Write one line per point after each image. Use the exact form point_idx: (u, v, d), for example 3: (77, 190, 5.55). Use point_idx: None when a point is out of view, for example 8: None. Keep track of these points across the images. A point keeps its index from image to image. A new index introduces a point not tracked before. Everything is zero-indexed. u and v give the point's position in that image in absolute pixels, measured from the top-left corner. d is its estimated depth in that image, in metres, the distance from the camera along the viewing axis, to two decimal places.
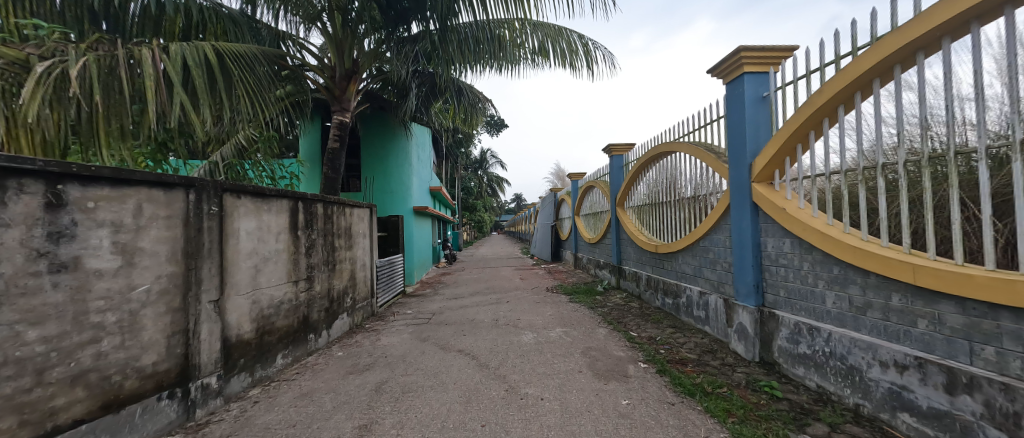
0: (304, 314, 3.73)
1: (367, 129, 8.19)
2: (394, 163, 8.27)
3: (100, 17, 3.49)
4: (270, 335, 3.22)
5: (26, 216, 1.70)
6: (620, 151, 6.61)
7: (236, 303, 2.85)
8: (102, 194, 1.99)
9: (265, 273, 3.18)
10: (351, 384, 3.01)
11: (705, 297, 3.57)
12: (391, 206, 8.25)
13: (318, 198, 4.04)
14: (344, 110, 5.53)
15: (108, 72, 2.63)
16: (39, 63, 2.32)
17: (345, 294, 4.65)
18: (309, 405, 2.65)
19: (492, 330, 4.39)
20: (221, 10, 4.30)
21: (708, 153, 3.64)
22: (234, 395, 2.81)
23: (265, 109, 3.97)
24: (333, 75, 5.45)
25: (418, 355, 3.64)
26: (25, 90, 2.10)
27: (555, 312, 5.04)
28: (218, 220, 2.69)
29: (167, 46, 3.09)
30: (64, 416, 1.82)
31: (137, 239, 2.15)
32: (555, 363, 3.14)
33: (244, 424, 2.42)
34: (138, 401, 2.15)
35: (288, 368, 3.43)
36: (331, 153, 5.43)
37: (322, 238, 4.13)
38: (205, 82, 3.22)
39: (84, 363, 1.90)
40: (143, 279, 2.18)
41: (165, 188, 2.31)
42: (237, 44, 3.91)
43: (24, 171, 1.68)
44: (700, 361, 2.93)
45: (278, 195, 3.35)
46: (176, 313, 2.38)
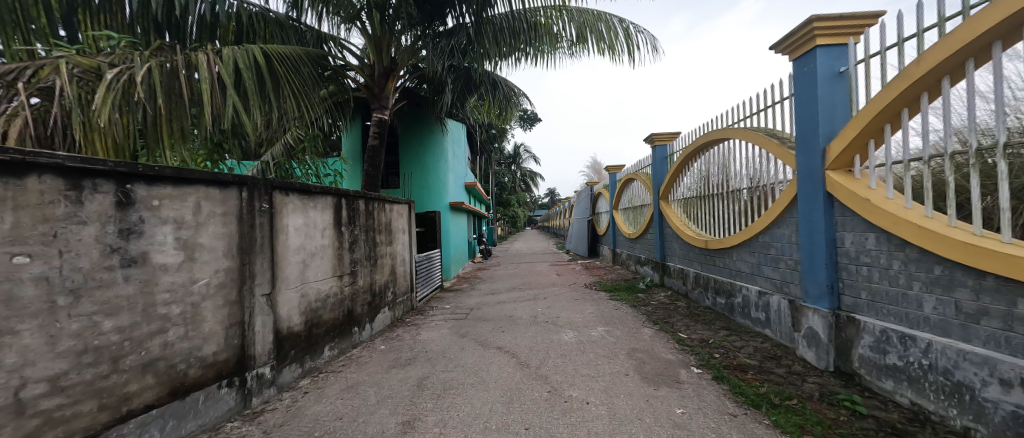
0: (349, 308, 3.83)
1: (405, 126, 8.34)
2: (431, 159, 8.41)
3: (162, 27, 3.75)
4: (318, 327, 3.33)
5: (100, 214, 1.80)
6: (663, 140, 6.25)
7: (287, 297, 2.96)
8: (164, 192, 2.09)
9: (312, 267, 3.28)
10: (394, 378, 3.04)
11: (766, 298, 3.27)
12: (429, 202, 8.40)
13: (360, 195, 4.12)
14: (383, 108, 5.64)
15: (170, 77, 2.83)
16: (110, 71, 2.55)
17: (386, 289, 4.75)
18: (355, 398, 2.69)
19: (532, 328, 4.29)
20: (269, 14, 4.47)
21: (769, 139, 3.31)
22: (286, 385, 2.92)
23: (310, 109, 4.10)
24: (372, 73, 5.57)
25: (458, 352, 3.62)
26: (97, 97, 2.30)
27: (595, 310, 4.86)
28: (268, 217, 2.79)
29: (220, 51, 3.25)
30: (137, 401, 1.94)
31: (197, 235, 2.26)
32: (600, 365, 2.98)
33: (295, 414, 2.50)
34: (201, 389, 2.27)
35: (334, 359, 3.54)
36: (371, 150, 5.56)
37: (364, 234, 4.22)
38: (256, 84, 3.37)
39: (153, 353, 2.02)
40: (202, 273, 2.29)
41: (220, 186, 2.41)
42: (283, 46, 4.05)
43: (97, 171, 1.78)
44: (762, 368, 2.67)
45: (323, 192, 3.44)
46: (233, 305, 2.50)
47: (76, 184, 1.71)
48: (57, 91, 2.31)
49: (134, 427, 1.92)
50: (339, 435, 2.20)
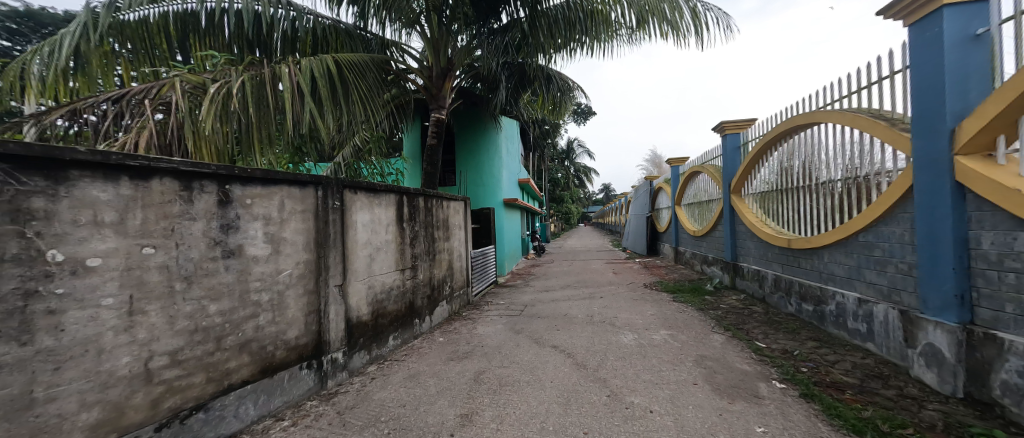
0: (410, 300, 4.01)
1: (462, 125, 8.55)
2: (486, 157, 8.56)
3: (253, 44, 4.19)
4: (383, 318, 3.53)
5: (206, 211, 2.05)
6: (734, 129, 5.71)
7: (356, 288, 3.17)
8: (255, 192, 2.33)
9: (378, 261, 3.48)
10: (452, 370, 3.12)
11: (868, 307, 2.83)
12: (484, 199, 8.56)
13: (420, 192, 4.29)
14: (440, 108, 5.82)
15: (259, 89, 3.18)
16: (213, 86, 2.94)
17: (444, 283, 4.91)
18: (417, 387, 2.81)
19: (588, 328, 4.16)
20: (340, 25, 4.78)
21: (873, 122, 2.85)
22: (356, 370, 3.14)
23: (375, 112, 4.36)
24: (430, 75, 5.77)
25: (514, 348, 3.62)
26: (203, 110, 2.67)
27: (657, 312, 4.59)
28: (340, 214, 2.99)
29: (299, 62, 3.55)
30: (235, 377, 2.19)
31: (282, 230, 2.49)
32: (664, 371, 2.79)
33: (364, 398, 2.67)
34: (285, 369, 2.50)
35: (398, 348, 3.73)
36: (430, 150, 5.77)
37: (424, 230, 4.39)
38: (329, 91, 3.66)
39: (247, 335, 2.27)
40: (286, 265, 2.52)
41: (300, 185, 2.64)
42: (352, 54, 4.34)
43: (204, 174, 2.03)
44: (864, 388, 2.30)
45: (387, 190, 3.63)
46: (311, 295, 2.72)
47: (187, 185, 1.96)
48: (173, 106, 2.73)
49: (233, 399, 2.17)
50: (403, 422, 2.30)
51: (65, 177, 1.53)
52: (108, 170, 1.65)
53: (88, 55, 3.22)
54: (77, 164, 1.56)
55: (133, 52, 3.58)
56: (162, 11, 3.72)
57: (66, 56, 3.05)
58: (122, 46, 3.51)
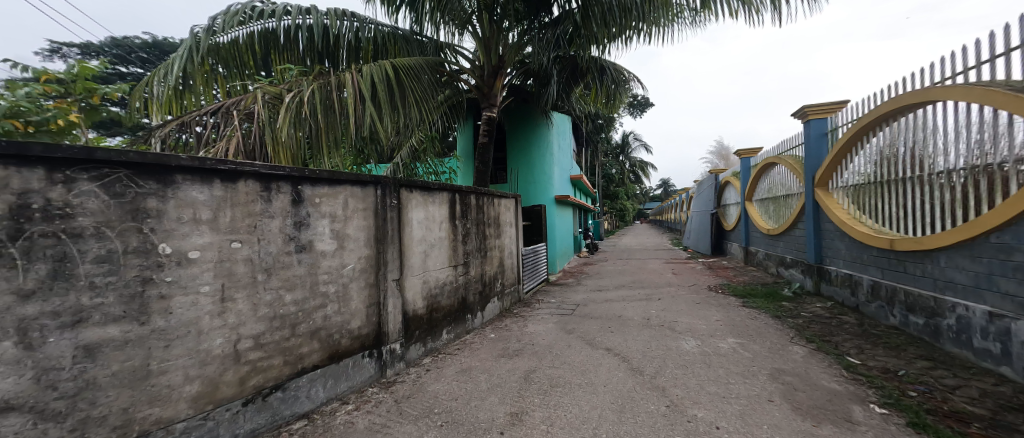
0: (463, 296, 4.10)
1: (513, 123, 8.55)
2: (537, 154, 8.50)
3: (322, 56, 4.52)
4: (437, 312, 3.64)
5: (282, 210, 2.24)
6: (818, 114, 5.02)
7: (412, 283, 3.30)
8: (324, 192, 2.50)
9: (432, 257, 3.59)
10: (503, 367, 3.13)
11: (1004, 323, 2.32)
12: (535, 196, 8.51)
13: (472, 190, 4.34)
14: (491, 107, 5.85)
15: (326, 97, 3.43)
16: (288, 96, 3.24)
17: (496, 280, 4.96)
18: (468, 382, 2.85)
19: (645, 331, 3.93)
20: (397, 32, 4.99)
21: (1012, 97, 2.32)
22: (413, 361, 3.27)
23: (429, 113, 4.50)
24: (482, 74, 5.83)
25: (565, 348, 3.53)
26: (279, 118, 2.96)
27: (723, 318, 4.21)
28: (397, 211, 3.13)
29: (361, 69, 3.77)
30: (307, 361, 2.38)
31: (346, 227, 2.66)
32: (732, 384, 2.53)
33: (420, 388, 2.77)
34: (350, 357, 2.68)
35: (451, 342, 3.83)
36: (481, 148, 5.85)
37: (476, 228, 4.45)
38: (388, 95, 3.84)
39: (317, 323, 2.45)
40: (350, 259, 2.69)
41: (361, 185, 2.79)
42: (408, 58, 4.52)
43: (280, 176, 2.22)
44: (999, 422, 1.89)
45: (440, 188, 3.72)
46: (372, 288, 2.88)
47: (267, 186, 2.15)
48: (256, 116, 3.07)
49: (305, 381, 2.36)
50: (455, 415, 2.34)
51: (171, 181, 1.75)
52: (204, 174, 1.87)
53: (194, 76, 3.69)
54: (181, 169, 1.78)
55: (227, 71, 4.04)
56: (249, 32, 4.09)
57: (176, 75, 3.55)
58: (219, 66, 3.98)
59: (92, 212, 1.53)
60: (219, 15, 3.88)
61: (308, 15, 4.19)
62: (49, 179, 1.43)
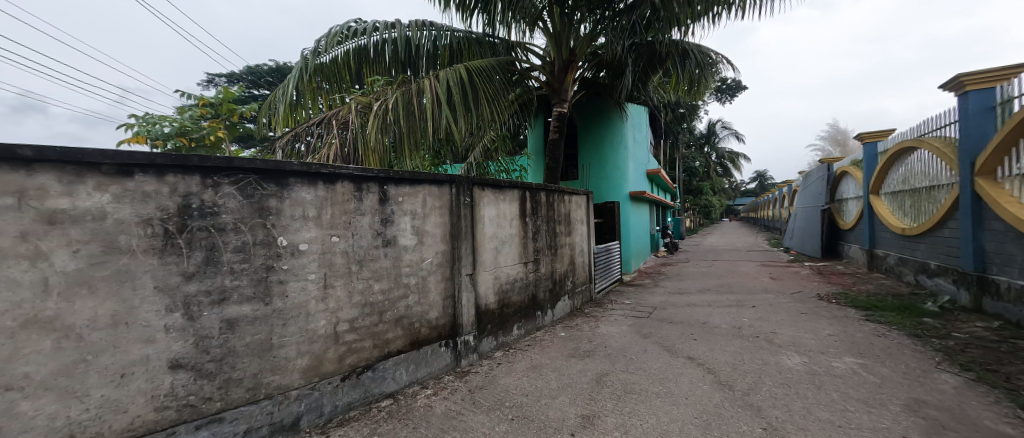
0: (533, 292, 4.11)
1: (585, 117, 8.34)
2: (610, 149, 8.18)
3: (405, 65, 4.84)
4: (508, 307, 3.71)
5: (371, 208, 2.47)
6: (977, 83, 3.99)
7: (484, 278, 3.41)
8: (406, 191, 2.70)
9: (503, 253, 3.66)
10: (574, 368, 3.06)
11: None
12: (608, 192, 8.23)
13: (542, 187, 4.32)
14: (563, 102, 5.79)
15: (407, 103, 3.71)
16: (376, 105, 3.58)
17: (566, 277, 4.89)
18: (539, 379, 2.85)
19: (735, 342, 3.53)
20: (471, 35, 5.17)
21: None
22: (485, 353, 3.38)
23: (501, 112, 4.60)
24: (553, 70, 5.78)
25: (641, 353, 3.34)
26: (369, 126, 3.32)
27: (837, 333, 3.58)
28: (470, 209, 3.25)
29: (438, 74, 3.99)
30: (392, 346, 2.60)
31: (424, 224, 2.84)
32: (850, 412, 2.14)
33: (492, 381, 2.85)
34: (429, 345, 2.86)
35: (521, 338, 3.88)
36: (552, 144, 5.81)
37: (546, 225, 4.43)
38: (462, 97, 4.01)
39: (401, 312, 2.66)
40: (428, 254, 2.87)
41: (438, 184, 2.95)
42: (481, 60, 4.67)
43: (370, 177, 2.45)
44: None
45: (511, 186, 3.78)
46: (447, 281, 3.03)
47: (359, 187, 2.39)
48: (352, 125, 3.50)
49: (391, 364, 2.59)
50: (525, 411, 2.35)
51: (286, 183, 2.04)
52: (310, 177, 2.14)
53: (304, 91, 4.26)
54: (294, 173, 2.07)
55: (329, 86, 4.57)
56: (345, 50, 4.56)
57: (290, 92, 4.17)
58: (323, 82, 4.53)
59: (231, 209, 1.86)
60: (323, 37, 4.43)
61: (393, 28, 4.61)
62: (202, 184, 1.77)
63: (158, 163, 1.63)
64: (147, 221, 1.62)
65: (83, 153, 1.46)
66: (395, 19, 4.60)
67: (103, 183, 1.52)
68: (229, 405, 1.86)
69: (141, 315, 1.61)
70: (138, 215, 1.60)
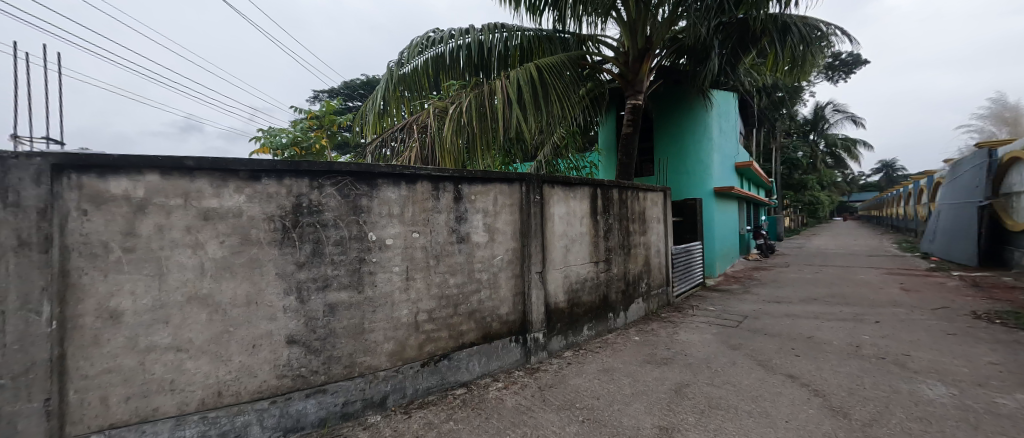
0: (604, 293, 3.99)
1: (662, 108, 7.81)
2: (692, 142, 7.55)
3: (478, 68, 4.98)
4: (579, 307, 3.65)
5: (447, 206, 2.63)
6: None
7: (554, 276, 3.39)
8: (478, 189, 2.81)
9: (573, 252, 3.61)
10: (650, 375, 2.90)
11: None
12: (689, 189, 7.63)
13: (615, 184, 4.15)
14: (637, 94, 5.50)
15: (479, 105, 3.85)
16: (451, 109, 3.79)
17: (641, 279, 4.64)
18: (611, 383, 2.76)
19: (849, 362, 3.01)
20: (542, 33, 5.18)
21: None
22: (555, 352, 3.38)
23: (571, 108, 4.51)
24: (627, 60, 5.52)
25: (727, 366, 3.03)
26: (446, 130, 3.55)
27: (1001, 362, 2.84)
28: (540, 207, 3.26)
29: (509, 75, 4.08)
30: (465, 338, 2.73)
31: (496, 221, 2.93)
32: None
33: (562, 380, 2.83)
34: (500, 339, 2.95)
35: (592, 339, 3.79)
36: (625, 139, 5.55)
37: (619, 223, 4.25)
38: (532, 96, 4.04)
39: (474, 305, 2.79)
40: (499, 251, 2.95)
41: (508, 182, 3.02)
42: (551, 57, 4.65)
43: (445, 177, 2.60)
44: None
45: (581, 183, 3.70)
46: (517, 278, 3.09)
47: (436, 186, 2.56)
48: (430, 130, 3.77)
49: (465, 355, 2.73)
50: (597, 414, 2.29)
51: (375, 184, 2.27)
52: (394, 178, 2.35)
53: (389, 100, 4.67)
54: (381, 175, 2.29)
55: (411, 94, 4.89)
56: (424, 59, 4.89)
57: (378, 101, 4.60)
58: (405, 91, 4.86)
59: (332, 208, 2.12)
60: (405, 49, 4.80)
61: (466, 34, 4.82)
62: (311, 186, 2.05)
63: (279, 169, 1.93)
64: (270, 218, 1.94)
65: (227, 162, 1.81)
66: (469, 25, 4.81)
67: (240, 186, 1.86)
68: (331, 379, 2.14)
69: (266, 296, 1.94)
70: (264, 213, 1.92)
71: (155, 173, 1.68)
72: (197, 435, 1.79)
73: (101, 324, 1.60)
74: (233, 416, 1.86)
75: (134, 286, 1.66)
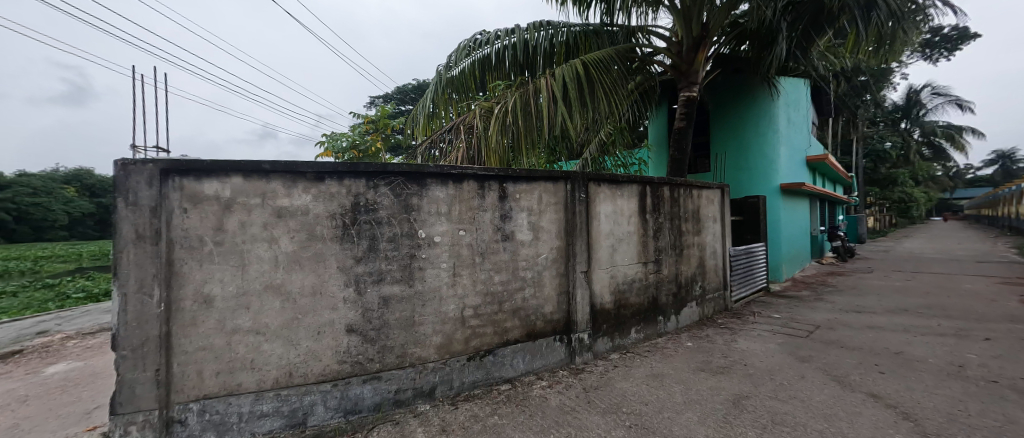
0: (654, 295, 3.83)
1: (720, 100, 7.31)
2: (756, 135, 6.99)
3: (523, 68, 5.01)
4: (626, 309, 3.55)
5: (492, 205, 2.68)
6: None
7: (600, 276, 3.32)
8: (523, 188, 2.83)
9: (620, 252, 3.51)
10: (704, 383, 2.74)
11: None
12: (751, 185, 7.09)
13: (666, 181, 3.95)
14: (691, 85, 5.21)
15: (524, 104, 3.88)
16: (497, 109, 3.87)
17: (694, 282, 4.39)
18: (661, 389, 2.65)
19: (948, 384, 2.62)
20: (589, 28, 5.09)
21: None
22: (600, 354, 3.31)
23: (619, 103, 4.38)
24: (680, 50, 5.23)
25: (794, 379, 2.77)
26: (492, 129, 3.64)
27: None
28: (586, 205, 3.20)
29: (555, 72, 4.06)
30: (510, 335, 2.77)
31: (540, 220, 2.94)
32: None
33: (608, 383, 2.77)
34: (544, 338, 2.96)
35: (641, 342, 3.66)
36: (677, 133, 5.27)
37: (670, 222, 4.05)
38: (578, 93, 3.99)
39: (519, 303, 2.82)
40: (544, 249, 2.96)
41: (553, 180, 3.01)
42: (598, 52, 4.55)
43: (491, 176, 2.66)
44: None
45: (629, 180, 3.57)
46: (562, 277, 3.07)
47: (482, 185, 2.62)
48: (476, 131, 3.88)
49: (509, 351, 2.77)
50: (645, 420, 2.22)
51: (424, 184, 2.38)
52: (442, 178, 2.44)
53: (438, 103, 4.85)
54: (430, 175, 2.40)
55: (458, 96, 5.03)
56: (471, 61, 5.00)
57: (428, 104, 4.80)
58: (453, 93, 5.01)
59: (385, 206, 2.26)
60: (453, 52, 4.97)
61: (512, 34, 4.87)
62: (367, 185, 2.20)
63: (340, 170, 2.11)
64: (332, 215, 2.11)
65: (296, 164, 2.01)
66: (515, 25, 4.85)
67: (307, 186, 2.05)
68: (385, 367, 2.28)
69: (329, 287, 2.12)
70: (327, 211, 2.10)
71: (238, 175, 1.91)
72: (272, 410, 2.01)
73: (197, 308, 1.87)
74: (301, 395, 2.06)
75: (222, 275, 1.90)
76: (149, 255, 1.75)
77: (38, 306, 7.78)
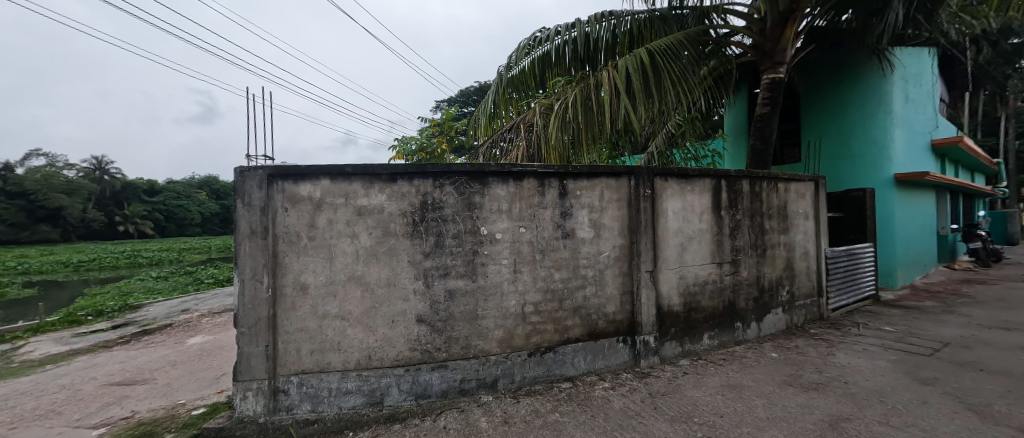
0: (730, 299, 3.52)
1: (812, 80, 6.44)
2: (863, 118, 6.04)
3: (584, 62, 4.90)
4: (697, 312, 3.31)
5: (552, 202, 2.68)
6: None
7: (667, 276, 3.14)
8: (583, 184, 2.79)
9: (691, 251, 3.28)
10: (791, 399, 2.46)
11: None
12: (854, 176, 6.17)
13: (745, 174, 3.59)
14: (777, 66, 4.66)
15: (585, 99, 3.81)
16: (558, 105, 3.89)
17: (780, 286, 3.94)
18: (738, 402, 2.44)
19: None
20: (655, 14, 4.82)
21: None
22: (668, 358, 3.14)
23: (690, 91, 4.08)
24: (763, 27, 4.68)
25: (911, 404, 2.35)
26: (552, 127, 3.69)
27: None
28: (651, 202, 3.04)
29: (617, 64, 3.91)
30: (571, 333, 2.76)
31: (602, 217, 2.87)
32: None
33: (676, 390, 2.61)
34: (606, 338, 2.89)
35: (715, 349, 3.39)
36: (759, 120, 4.77)
37: (750, 219, 3.68)
38: (642, 83, 3.80)
39: (580, 302, 2.79)
40: (606, 247, 2.88)
41: (616, 176, 2.91)
42: (665, 38, 4.28)
43: (552, 174, 2.66)
44: None
45: (701, 174, 3.31)
46: (625, 276, 2.96)
47: (542, 182, 2.64)
48: (537, 129, 3.95)
49: (570, 349, 2.76)
50: (719, 433, 2.07)
51: (486, 182, 2.46)
52: (503, 176, 2.51)
53: (498, 103, 4.93)
54: (492, 174, 2.47)
55: (518, 95, 5.07)
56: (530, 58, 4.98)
57: (489, 104, 4.92)
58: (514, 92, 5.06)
59: (450, 205, 2.38)
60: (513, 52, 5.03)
61: (572, 28, 4.76)
62: (433, 185, 2.35)
63: (410, 172, 2.28)
64: (404, 213, 2.29)
65: (373, 167, 2.20)
66: (575, 18, 4.75)
67: (382, 187, 2.25)
68: (451, 357, 2.41)
69: (402, 280, 2.30)
70: (400, 209, 2.28)
71: (326, 178, 2.17)
72: (355, 388, 2.24)
73: (296, 294, 2.16)
74: (379, 377, 2.26)
75: (314, 267, 2.17)
76: (259, 248, 2.07)
77: (183, 289, 9.66)
